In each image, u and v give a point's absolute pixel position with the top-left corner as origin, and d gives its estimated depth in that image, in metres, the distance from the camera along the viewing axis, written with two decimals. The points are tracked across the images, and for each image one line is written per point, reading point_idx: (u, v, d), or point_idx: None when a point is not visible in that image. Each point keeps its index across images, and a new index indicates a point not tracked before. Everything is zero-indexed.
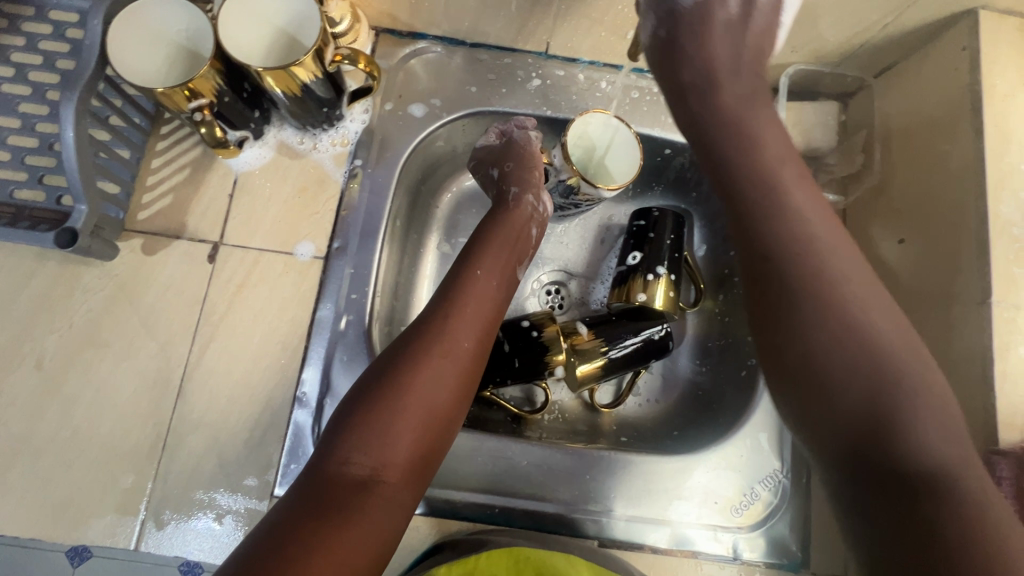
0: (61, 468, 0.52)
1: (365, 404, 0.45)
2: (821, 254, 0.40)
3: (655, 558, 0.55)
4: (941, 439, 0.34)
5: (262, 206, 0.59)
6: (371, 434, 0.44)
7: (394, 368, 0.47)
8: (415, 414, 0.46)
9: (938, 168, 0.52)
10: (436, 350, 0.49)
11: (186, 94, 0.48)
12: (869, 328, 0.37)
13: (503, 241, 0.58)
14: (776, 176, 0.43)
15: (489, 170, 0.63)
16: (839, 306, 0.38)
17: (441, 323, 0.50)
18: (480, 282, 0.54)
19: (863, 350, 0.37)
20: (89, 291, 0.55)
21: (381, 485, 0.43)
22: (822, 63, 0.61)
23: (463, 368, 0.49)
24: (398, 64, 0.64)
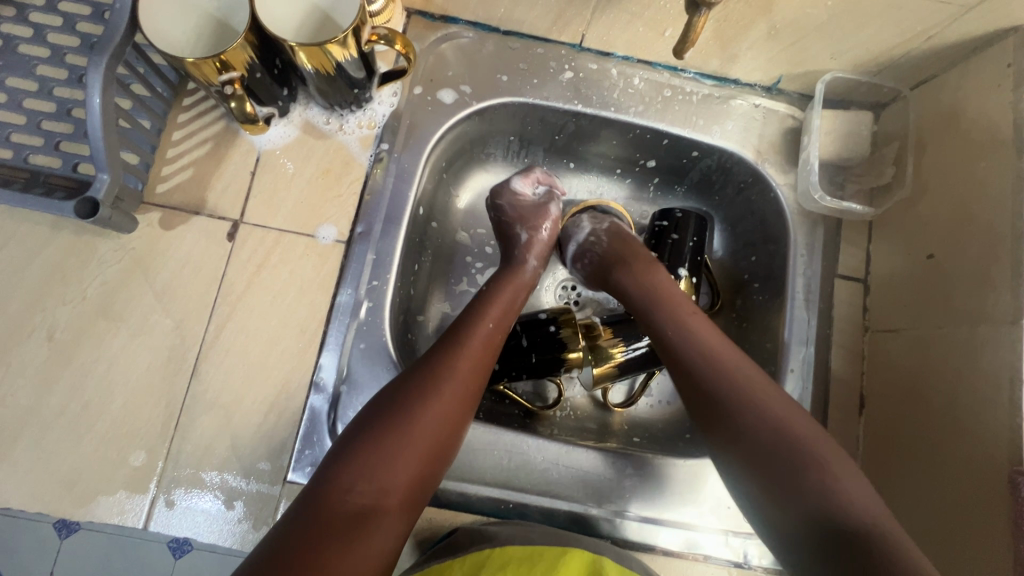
0: (70, 442, 0.51)
1: (368, 433, 0.45)
2: (725, 359, 0.49)
3: (667, 560, 0.55)
4: (848, 491, 0.41)
5: (285, 184, 0.58)
6: (373, 463, 0.43)
7: (401, 400, 0.47)
8: (413, 445, 0.45)
9: (973, 185, 0.52)
10: (441, 384, 0.48)
11: (217, 65, 0.46)
12: (784, 426, 0.44)
13: (501, 299, 0.57)
14: (689, 322, 0.52)
15: (516, 225, 0.64)
16: (758, 429, 0.44)
17: (447, 356, 0.50)
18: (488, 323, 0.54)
19: (777, 426, 0.44)
20: (104, 263, 0.54)
21: (380, 513, 0.42)
22: (859, 71, 0.60)
23: (464, 406, 0.49)
24: (429, 48, 0.62)
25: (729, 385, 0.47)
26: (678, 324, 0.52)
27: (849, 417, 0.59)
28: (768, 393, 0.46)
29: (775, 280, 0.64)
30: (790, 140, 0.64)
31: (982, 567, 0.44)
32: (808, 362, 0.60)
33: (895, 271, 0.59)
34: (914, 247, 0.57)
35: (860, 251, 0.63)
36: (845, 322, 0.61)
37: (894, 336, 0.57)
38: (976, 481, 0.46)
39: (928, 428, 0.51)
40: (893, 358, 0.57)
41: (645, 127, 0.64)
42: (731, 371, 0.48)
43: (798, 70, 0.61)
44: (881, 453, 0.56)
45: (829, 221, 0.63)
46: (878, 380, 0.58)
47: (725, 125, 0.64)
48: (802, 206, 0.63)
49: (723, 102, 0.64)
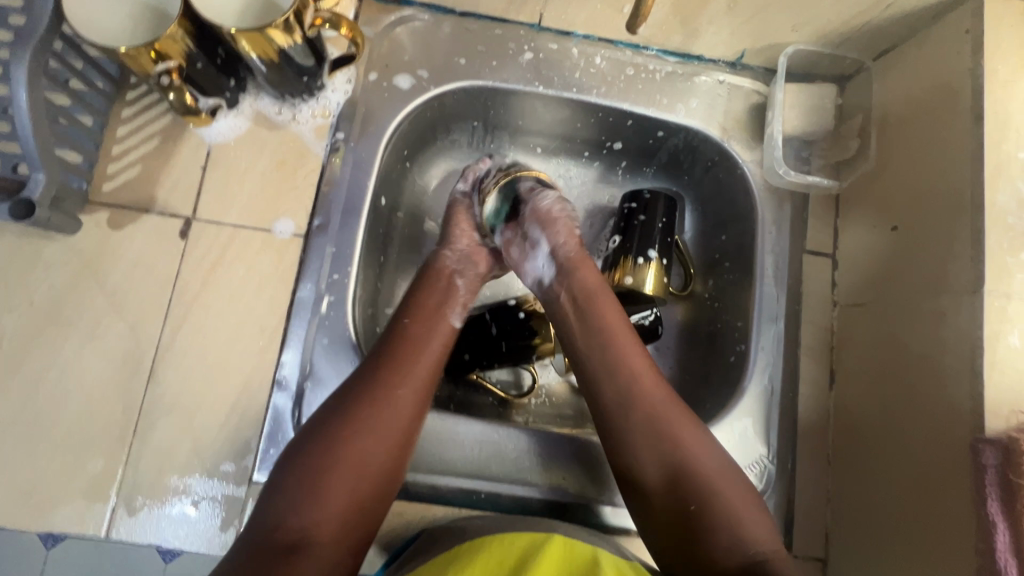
0: (24, 452, 0.49)
1: (296, 463, 0.43)
2: (640, 381, 0.50)
3: (643, 542, 0.54)
4: (760, 538, 0.45)
5: (238, 178, 0.56)
6: (302, 492, 0.42)
7: (329, 425, 0.45)
8: (341, 476, 0.43)
9: (934, 155, 0.51)
10: (369, 404, 0.46)
11: (153, 56, 0.44)
12: (680, 450, 0.48)
13: (429, 305, 0.54)
14: (611, 338, 0.52)
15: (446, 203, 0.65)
16: (660, 439, 0.48)
17: (372, 370, 0.48)
18: (415, 325, 0.52)
19: (671, 440, 0.48)
20: (51, 267, 0.52)
21: (314, 544, 0.41)
22: (821, 43, 0.59)
23: (400, 422, 0.46)
24: (383, 32, 0.60)
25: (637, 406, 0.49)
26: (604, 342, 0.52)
27: (820, 391, 0.59)
28: (681, 426, 0.49)
29: (743, 258, 0.64)
30: (755, 116, 0.63)
31: (945, 535, 0.44)
32: (778, 339, 0.59)
33: (862, 244, 0.58)
34: (879, 219, 0.57)
35: (829, 226, 0.62)
36: (814, 298, 0.61)
37: (862, 310, 0.57)
38: (940, 451, 0.46)
39: (894, 399, 0.52)
40: (861, 332, 0.57)
41: (608, 107, 0.63)
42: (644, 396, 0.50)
43: (761, 44, 0.60)
44: (851, 427, 0.56)
45: (796, 197, 0.62)
46: (847, 354, 0.58)
47: (689, 103, 0.63)
48: (769, 182, 0.62)
49: (687, 79, 0.63)
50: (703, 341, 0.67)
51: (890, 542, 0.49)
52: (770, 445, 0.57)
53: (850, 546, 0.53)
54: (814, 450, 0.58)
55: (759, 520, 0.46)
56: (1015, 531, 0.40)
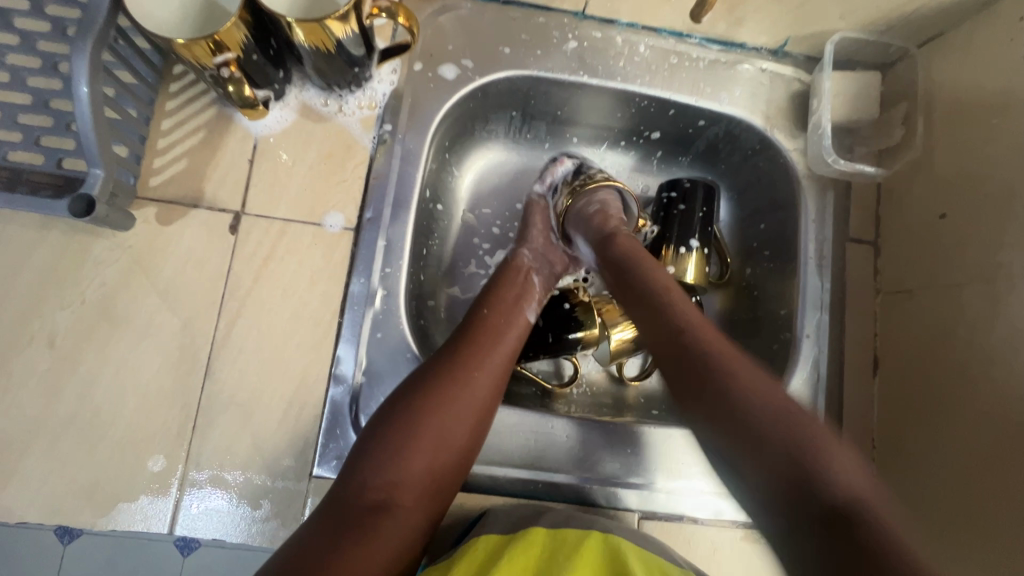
0: (83, 451, 0.49)
1: (385, 430, 0.47)
2: (704, 333, 0.47)
3: (696, 528, 0.55)
4: (835, 468, 0.37)
5: (286, 171, 0.55)
6: (390, 455, 0.46)
7: (416, 401, 0.48)
8: (423, 447, 0.47)
9: (985, 142, 0.52)
10: (453, 386, 0.49)
11: (211, 47, 0.44)
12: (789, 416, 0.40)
13: (508, 298, 0.58)
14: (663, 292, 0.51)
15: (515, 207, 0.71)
16: (777, 420, 0.39)
17: (453, 355, 0.51)
18: (489, 316, 0.55)
19: (776, 415, 0.40)
20: (101, 264, 0.51)
21: (393, 507, 0.45)
22: (866, 30, 0.59)
23: (478, 404, 0.50)
24: (427, 21, 0.60)
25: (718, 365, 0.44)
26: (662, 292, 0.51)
27: (865, 377, 0.60)
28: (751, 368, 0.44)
29: (785, 246, 0.65)
30: (797, 104, 0.63)
31: (1003, 515, 0.45)
32: (823, 327, 0.60)
33: (907, 232, 0.59)
34: (925, 207, 0.57)
35: (870, 214, 0.63)
36: (857, 285, 0.61)
37: (907, 297, 0.58)
38: (996, 435, 0.47)
39: (945, 384, 0.52)
40: (907, 318, 0.58)
41: (651, 96, 0.63)
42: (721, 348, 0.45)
43: (807, 31, 0.60)
44: (897, 412, 0.57)
45: (839, 185, 0.63)
46: (892, 341, 0.59)
47: (732, 91, 0.63)
48: (812, 170, 0.62)
49: (730, 68, 0.63)
50: (743, 329, 0.68)
51: (942, 523, 0.51)
52: None
53: None
54: (859, 434, 0.59)
55: (852, 467, 0.37)
56: None
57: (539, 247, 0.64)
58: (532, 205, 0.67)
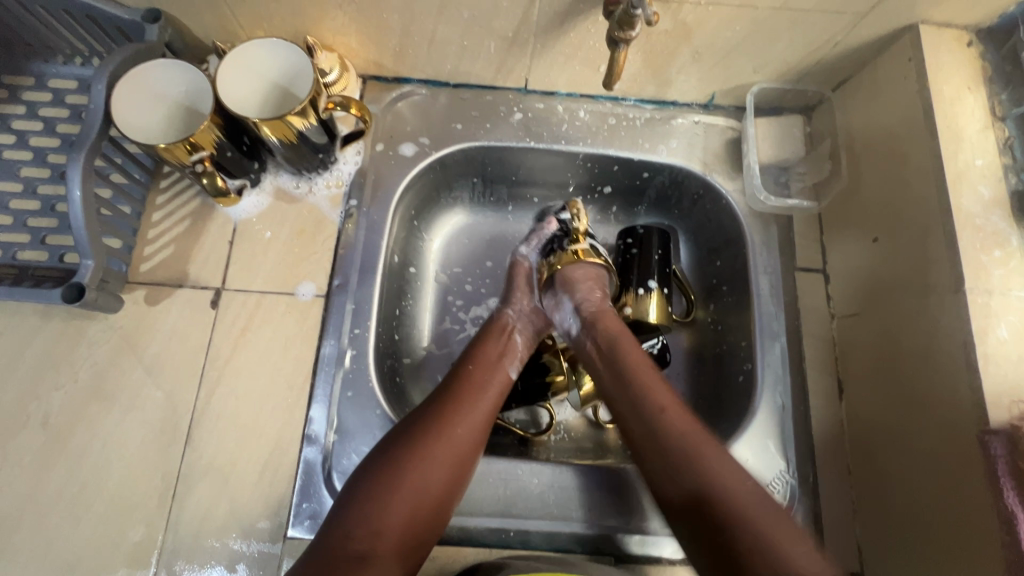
0: (69, 524, 0.51)
1: (369, 481, 0.48)
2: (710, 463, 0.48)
3: (675, 569, 0.55)
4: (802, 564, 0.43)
5: (262, 248, 0.61)
6: (373, 507, 0.46)
7: (396, 453, 0.49)
8: (403, 499, 0.47)
9: (901, 167, 0.55)
10: (431, 438, 0.50)
11: (188, 148, 0.51)
12: (770, 536, 0.44)
13: (491, 354, 0.59)
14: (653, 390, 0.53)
15: (484, 261, 0.75)
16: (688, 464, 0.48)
17: (435, 410, 0.53)
18: (473, 373, 0.57)
19: (746, 511, 0.45)
20: (93, 345, 0.56)
21: (373, 556, 0.45)
22: (783, 80, 0.65)
23: (457, 458, 0.50)
24: (386, 108, 0.67)
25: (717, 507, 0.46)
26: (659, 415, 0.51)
27: (831, 403, 0.60)
28: (741, 478, 0.47)
29: (741, 280, 0.67)
30: (732, 149, 0.68)
31: (969, 532, 0.45)
32: (783, 355, 0.62)
33: (849, 257, 0.62)
34: (860, 233, 0.60)
35: (816, 244, 0.66)
36: (812, 312, 0.63)
37: (857, 320, 0.60)
38: (952, 451, 0.47)
39: (903, 403, 0.53)
40: (861, 340, 0.59)
41: (596, 154, 0.69)
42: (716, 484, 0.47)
43: (728, 85, 0.66)
44: (865, 434, 0.57)
45: (780, 219, 0.66)
46: (851, 363, 0.60)
47: (670, 143, 0.68)
48: (752, 207, 0.66)
49: (665, 123, 0.69)
50: (712, 364, 0.69)
51: (923, 551, 0.49)
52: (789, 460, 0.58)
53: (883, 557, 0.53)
54: (833, 461, 0.58)
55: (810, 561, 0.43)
56: None
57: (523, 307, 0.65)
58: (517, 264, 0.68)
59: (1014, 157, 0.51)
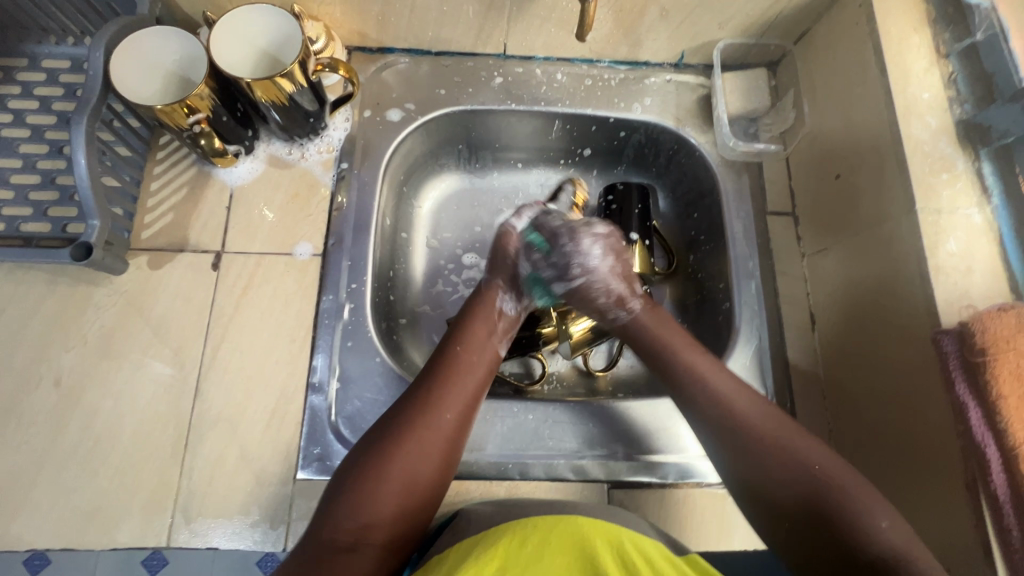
0: (87, 476, 0.53)
1: (353, 474, 0.47)
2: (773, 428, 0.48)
3: (664, 492, 0.58)
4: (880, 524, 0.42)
5: (259, 212, 0.63)
6: (359, 502, 0.45)
7: (385, 441, 0.48)
8: (392, 488, 0.46)
9: (857, 106, 0.59)
10: (420, 425, 0.49)
11: (185, 111, 0.54)
12: (840, 500, 0.44)
13: (478, 332, 0.58)
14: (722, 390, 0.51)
15: (471, 226, 0.77)
16: (729, 423, 0.50)
17: (422, 397, 0.51)
18: (459, 357, 0.55)
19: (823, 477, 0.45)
20: (101, 308, 0.58)
21: (364, 546, 0.44)
22: (746, 35, 0.69)
23: (447, 442, 0.50)
24: (371, 76, 0.70)
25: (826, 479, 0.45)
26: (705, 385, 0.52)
27: (804, 334, 0.64)
28: (804, 439, 0.47)
29: (717, 228, 0.70)
30: (703, 104, 0.72)
31: (927, 429, 0.49)
32: (758, 293, 0.65)
33: (816, 198, 0.66)
34: (825, 174, 0.64)
35: (785, 189, 0.70)
36: (784, 252, 0.68)
37: (825, 255, 0.64)
38: (914, 358, 0.50)
39: (867, 324, 0.57)
40: (829, 272, 0.63)
41: (575, 115, 0.72)
42: (757, 450, 0.48)
43: (696, 43, 0.70)
44: (836, 360, 0.61)
45: (750, 167, 0.70)
46: (820, 295, 0.64)
47: (644, 101, 0.72)
48: (723, 157, 0.70)
49: (639, 82, 0.73)
50: (693, 309, 0.72)
51: (889, 457, 0.53)
52: (768, 387, 0.62)
53: (855, 468, 0.57)
54: (808, 385, 0.63)
55: (880, 515, 0.43)
56: (984, 405, 0.44)
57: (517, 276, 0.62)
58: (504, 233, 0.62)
59: (958, 90, 0.55)
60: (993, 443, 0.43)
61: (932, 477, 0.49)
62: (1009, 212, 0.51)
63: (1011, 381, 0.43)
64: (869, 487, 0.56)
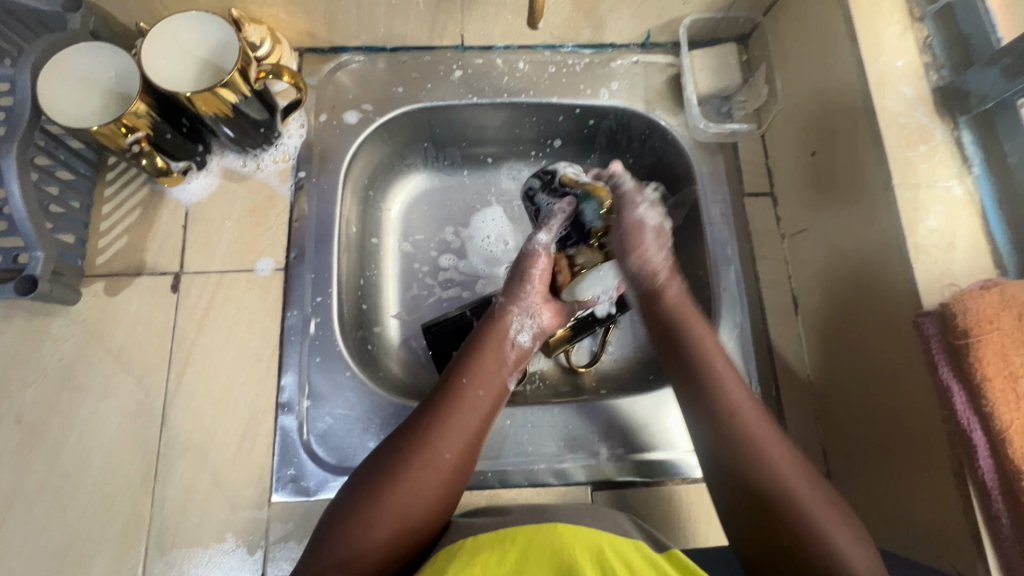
0: (57, 514, 0.52)
1: (348, 506, 0.44)
2: (765, 455, 0.44)
3: (647, 490, 0.57)
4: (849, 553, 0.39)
5: (216, 230, 0.61)
6: (349, 537, 0.42)
7: (381, 477, 0.44)
8: (383, 528, 0.42)
9: (830, 78, 0.57)
10: (418, 462, 0.45)
11: (122, 130, 0.51)
12: (802, 511, 0.41)
13: (489, 364, 0.52)
14: (728, 398, 0.47)
15: (445, 229, 0.74)
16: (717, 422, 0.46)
17: (425, 429, 0.47)
18: (465, 388, 0.50)
19: (773, 490, 0.42)
20: (60, 340, 0.56)
21: None
22: (713, 10, 0.66)
23: (448, 479, 0.46)
24: (325, 78, 0.67)
25: (776, 493, 0.42)
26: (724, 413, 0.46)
27: (787, 319, 0.63)
28: (782, 447, 0.44)
29: (694, 215, 0.68)
30: (673, 85, 0.69)
31: (912, 413, 0.47)
32: (738, 279, 0.63)
33: (793, 178, 0.63)
34: (800, 151, 0.62)
35: (761, 170, 0.68)
36: (763, 235, 0.65)
37: (805, 235, 0.61)
38: (898, 341, 0.48)
39: (848, 306, 0.55)
40: (811, 254, 0.60)
41: (540, 105, 0.69)
42: (753, 453, 0.44)
43: (661, 21, 0.67)
44: (821, 345, 0.59)
45: (724, 148, 0.68)
46: (801, 278, 0.62)
47: (611, 86, 0.69)
48: (696, 139, 0.68)
49: (605, 66, 0.69)
50: None
51: (877, 444, 0.52)
52: (751, 377, 0.60)
53: (842, 455, 0.56)
54: (794, 371, 0.61)
55: (853, 542, 0.40)
56: (968, 390, 0.41)
57: (532, 306, 0.57)
58: (531, 255, 0.57)
59: (934, 55, 0.52)
60: (979, 428, 0.41)
61: (918, 464, 0.47)
62: (991, 181, 0.48)
63: (996, 363, 0.40)
64: (857, 474, 0.54)
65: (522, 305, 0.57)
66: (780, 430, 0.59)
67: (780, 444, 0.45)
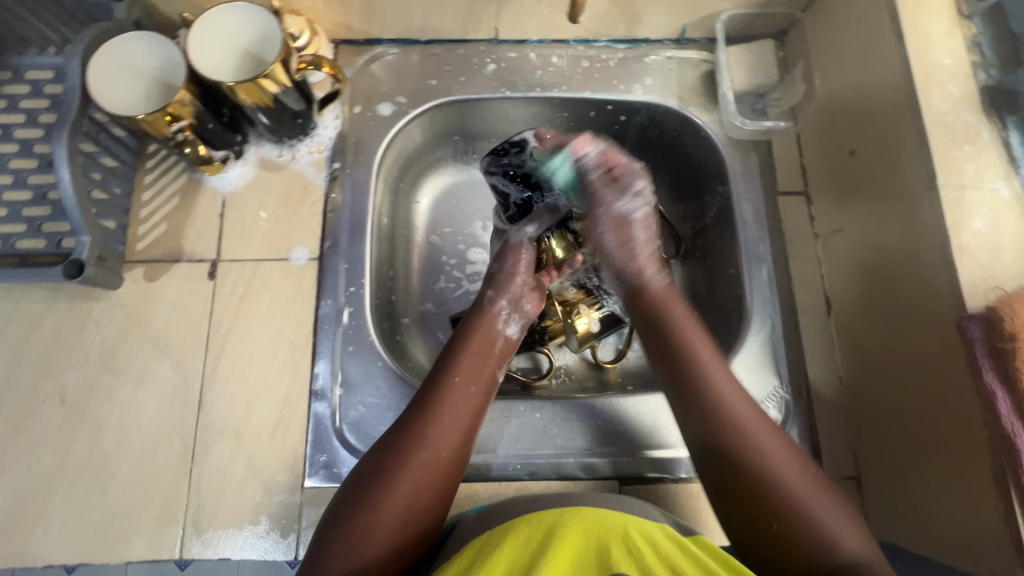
0: (98, 492, 0.53)
1: (344, 510, 0.44)
2: (765, 454, 0.44)
3: (676, 487, 0.57)
4: (843, 538, 0.41)
5: (252, 218, 0.62)
6: (348, 544, 0.42)
7: (375, 480, 0.45)
8: (381, 531, 0.43)
9: (872, 76, 0.56)
10: (413, 463, 0.45)
11: (167, 119, 0.52)
12: (798, 501, 0.43)
13: (477, 359, 0.52)
14: (727, 403, 0.46)
15: (474, 223, 0.74)
16: (720, 423, 0.46)
17: (417, 429, 0.47)
18: (455, 386, 0.50)
19: (766, 485, 0.43)
20: (101, 323, 0.58)
21: None
22: (751, 5, 0.65)
23: (442, 477, 0.46)
24: (360, 70, 0.68)
25: (773, 493, 0.43)
26: (716, 407, 0.46)
27: (819, 319, 0.62)
28: (779, 441, 0.45)
29: (726, 213, 0.67)
30: (707, 81, 0.69)
31: (951, 416, 0.47)
32: (770, 278, 0.63)
33: (830, 177, 0.62)
34: (838, 150, 0.61)
35: (796, 168, 0.67)
36: (796, 234, 0.65)
37: (841, 235, 0.61)
38: (937, 344, 0.48)
39: (885, 307, 0.54)
40: (847, 254, 0.60)
41: (572, 100, 0.69)
42: (750, 448, 0.45)
43: (697, 16, 0.66)
44: (855, 346, 0.58)
45: (758, 146, 0.67)
46: (836, 278, 0.61)
47: (644, 82, 0.69)
48: (730, 136, 0.67)
49: (639, 61, 0.69)
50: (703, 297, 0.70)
51: (913, 447, 0.51)
52: (782, 376, 0.60)
53: (875, 457, 0.56)
54: (826, 371, 0.60)
55: (849, 527, 0.42)
56: (1014, 393, 0.41)
57: (519, 296, 0.59)
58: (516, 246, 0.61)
59: (982, 54, 0.51)
60: None
61: (957, 468, 0.46)
62: None
63: None
64: (889, 477, 0.54)
65: (510, 296, 0.59)
66: (811, 430, 0.59)
67: (773, 439, 0.46)
